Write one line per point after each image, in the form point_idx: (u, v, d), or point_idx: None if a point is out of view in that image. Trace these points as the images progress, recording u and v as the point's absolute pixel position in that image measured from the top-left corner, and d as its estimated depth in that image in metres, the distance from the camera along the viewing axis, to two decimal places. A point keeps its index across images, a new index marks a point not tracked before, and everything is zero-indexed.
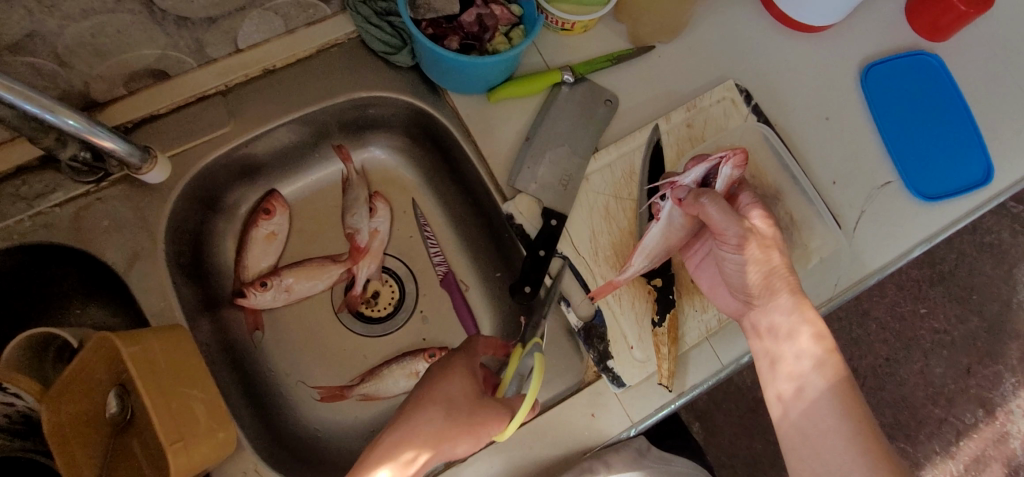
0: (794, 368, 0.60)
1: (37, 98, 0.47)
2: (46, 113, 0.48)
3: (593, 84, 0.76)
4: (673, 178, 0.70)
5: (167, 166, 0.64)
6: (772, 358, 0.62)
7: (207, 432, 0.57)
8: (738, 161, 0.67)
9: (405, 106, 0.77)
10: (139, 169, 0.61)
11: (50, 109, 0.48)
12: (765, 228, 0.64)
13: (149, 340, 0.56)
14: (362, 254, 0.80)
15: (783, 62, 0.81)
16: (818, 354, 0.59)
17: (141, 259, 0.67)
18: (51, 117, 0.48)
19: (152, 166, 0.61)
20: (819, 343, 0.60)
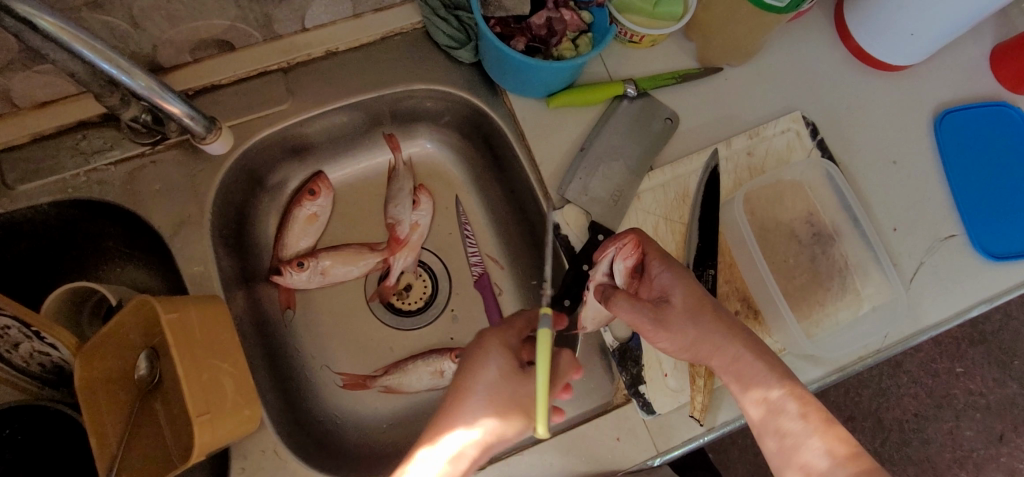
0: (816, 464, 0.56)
1: (116, 60, 0.47)
2: (121, 75, 0.49)
3: (655, 100, 0.74)
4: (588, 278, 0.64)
5: (229, 139, 0.65)
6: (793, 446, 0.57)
7: (234, 408, 0.57)
8: (630, 252, 0.62)
9: (462, 102, 0.76)
10: (203, 138, 0.63)
11: (126, 71, 0.48)
12: (688, 303, 0.60)
13: (186, 308, 0.56)
14: (400, 246, 0.80)
15: (855, 99, 0.78)
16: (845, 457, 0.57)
17: (187, 227, 0.67)
18: (126, 79, 0.49)
19: (215, 136, 0.63)
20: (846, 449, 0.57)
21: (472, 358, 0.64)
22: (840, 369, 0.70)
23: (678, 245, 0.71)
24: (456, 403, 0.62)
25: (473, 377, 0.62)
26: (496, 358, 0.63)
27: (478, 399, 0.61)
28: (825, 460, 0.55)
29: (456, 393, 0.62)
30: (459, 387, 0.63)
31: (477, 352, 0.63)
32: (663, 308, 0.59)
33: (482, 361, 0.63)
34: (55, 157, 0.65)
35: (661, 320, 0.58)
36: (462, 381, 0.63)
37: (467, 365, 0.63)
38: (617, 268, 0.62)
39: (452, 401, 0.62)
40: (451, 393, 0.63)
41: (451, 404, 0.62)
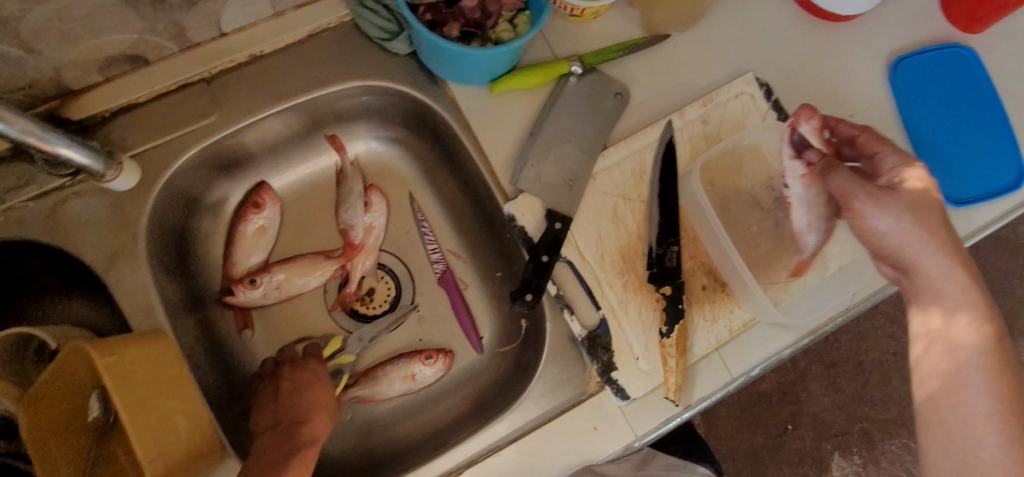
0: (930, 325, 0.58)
1: None
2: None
3: (602, 75, 0.71)
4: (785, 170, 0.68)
5: (137, 172, 0.63)
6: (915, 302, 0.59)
7: (189, 445, 0.54)
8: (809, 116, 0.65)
9: (404, 96, 0.72)
10: (104, 176, 0.60)
11: None
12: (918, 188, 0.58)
13: (125, 349, 0.53)
14: (356, 251, 0.76)
15: (807, 55, 0.76)
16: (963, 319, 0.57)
17: (122, 259, 0.63)
18: None
19: (117, 173, 0.60)
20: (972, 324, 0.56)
21: (307, 394, 0.65)
22: (812, 332, 0.69)
23: (639, 224, 0.68)
24: (289, 455, 0.58)
25: (304, 429, 0.62)
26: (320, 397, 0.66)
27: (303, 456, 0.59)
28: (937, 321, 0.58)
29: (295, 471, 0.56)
30: (287, 437, 0.60)
31: (318, 396, 0.66)
32: (884, 188, 0.58)
33: (311, 415, 0.64)
34: None
35: (875, 195, 0.58)
36: (288, 434, 0.61)
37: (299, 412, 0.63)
38: (817, 141, 0.65)
39: (258, 459, 0.57)
40: (283, 448, 0.59)
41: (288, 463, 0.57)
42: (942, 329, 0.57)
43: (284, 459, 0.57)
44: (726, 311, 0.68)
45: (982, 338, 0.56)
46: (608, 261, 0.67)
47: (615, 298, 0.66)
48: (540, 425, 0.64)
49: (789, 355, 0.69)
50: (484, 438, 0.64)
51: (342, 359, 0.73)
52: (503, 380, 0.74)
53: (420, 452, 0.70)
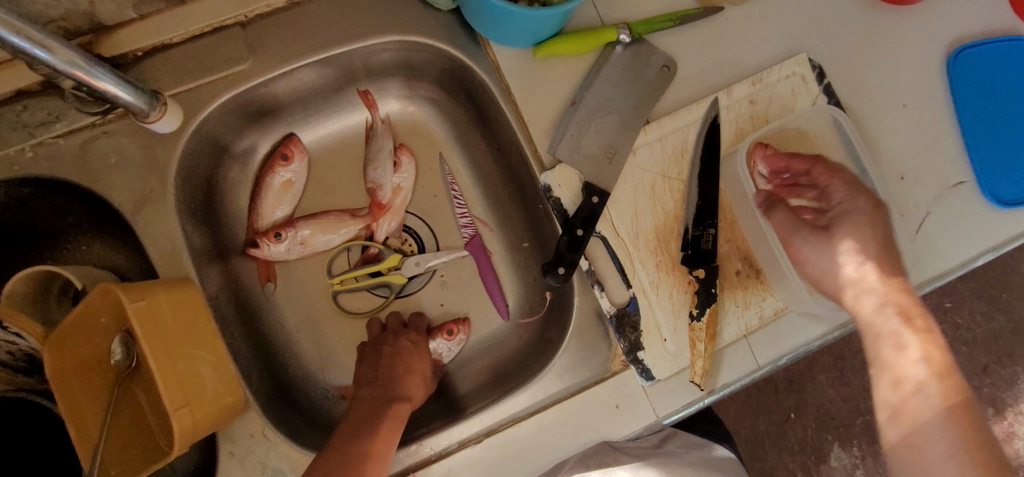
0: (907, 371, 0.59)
1: (25, 30, 0.43)
2: (35, 47, 0.45)
3: (649, 46, 0.68)
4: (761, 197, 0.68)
5: (178, 114, 0.61)
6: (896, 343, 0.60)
7: (215, 397, 0.54)
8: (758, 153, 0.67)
9: (442, 54, 0.70)
10: (147, 117, 0.58)
11: (38, 43, 0.44)
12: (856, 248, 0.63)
13: (155, 294, 0.52)
14: (383, 211, 0.75)
15: (864, 38, 0.73)
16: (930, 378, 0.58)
17: (150, 203, 0.62)
18: (39, 51, 0.45)
19: (160, 113, 0.58)
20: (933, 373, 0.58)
21: (406, 362, 0.67)
22: (844, 325, 0.67)
23: (676, 204, 0.67)
24: (388, 419, 0.59)
25: (402, 395, 0.63)
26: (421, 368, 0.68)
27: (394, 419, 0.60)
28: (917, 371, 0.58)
29: (387, 427, 0.58)
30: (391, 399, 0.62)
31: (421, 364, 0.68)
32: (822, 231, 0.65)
33: (404, 380, 0.65)
34: None
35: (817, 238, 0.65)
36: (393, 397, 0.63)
37: (400, 376, 0.65)
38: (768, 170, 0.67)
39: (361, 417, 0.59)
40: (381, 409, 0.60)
41: (386, 424, 0.59)
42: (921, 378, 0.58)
43: (376, 415, 0.59)
44: (758, 298, 0.66)
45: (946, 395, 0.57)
46: (642, 239, 0.66)
47: (647, 277, 0.65)
48: (563, 400, 0.64)
49: (818, 347, 0.68)
50: (504, 408, 0.64)
51: (393, 278, 0.74)
52: (524, 351, 0.74)
53: (436, 418, 0.70)
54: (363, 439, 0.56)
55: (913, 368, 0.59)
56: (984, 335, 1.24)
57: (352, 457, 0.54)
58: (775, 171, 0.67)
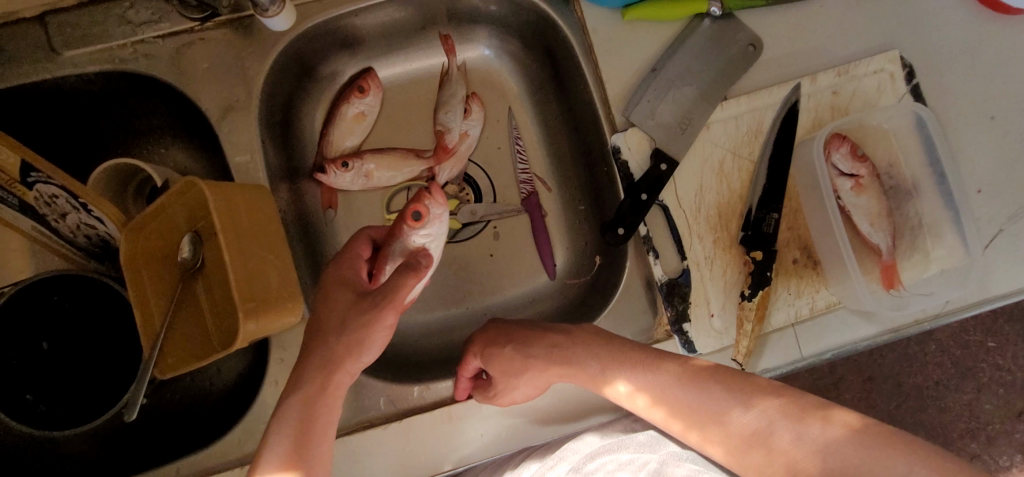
0: (821, 435, 0.51)
1: None
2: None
3: (738, 22, 0.68)
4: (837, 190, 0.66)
5: (291, 16, 0.63)
6: (801, 425, 0.52)
7: (277, 300, 0.56)
8: (838, 146, 0.65)
9: (529, 6, 0.70)
10: (266, 11, 0.60)
11: None
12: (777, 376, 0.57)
13: (233, 193, 0.55)
14: (447, 155, 0.76)
15: (961, 43, 0.70)
16: (839, 439, 0.50)
17: (235, 111, 0.64)
18: None
19: (279, 10, 0.60)
20: (846, 429, 0.50)
21: (325, 344, 0.57)
22: (895, 330, 0.66)
23: (742, 184, 0.66)
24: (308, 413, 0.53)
25: (331, 367, 0.56)
26: (340, 339, 0.56)
27: (325, 405, 0.54)
28: (820, 438, 0.50)
29: (311, 399, 0.54)
30: (320, 388, 0.55)
31: (345, 332, 0.56)
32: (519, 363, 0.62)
33: (324, 332, 0.57)
34: (105, 25, 0.62)
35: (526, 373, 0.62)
36: (318, 381, 0.55)
37: (325, 366, 0.56)
38: (850, 162, 0.66)
39: (288, 408, 0.53)
40: (302, 401, 0.53)
41: (297, 425, 0.52)
42: (835, 441, 0.50)
43: (307, 381, 0.55)
44: (811, 289, 0.66)
45: (850, 428, 0.50)
46: (703, 214, 0.66)
47: (702, 252, 0.65)
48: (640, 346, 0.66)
49: (865, 349, 0.67)
50: None
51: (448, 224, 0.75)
52: (567, 311, 0.75)
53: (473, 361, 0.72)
54: (298, 429, 0.52)
55: (833, 427, 0.51)
56: None
57: (302, 429, 0.52)
58: (854, 165, 0.66)
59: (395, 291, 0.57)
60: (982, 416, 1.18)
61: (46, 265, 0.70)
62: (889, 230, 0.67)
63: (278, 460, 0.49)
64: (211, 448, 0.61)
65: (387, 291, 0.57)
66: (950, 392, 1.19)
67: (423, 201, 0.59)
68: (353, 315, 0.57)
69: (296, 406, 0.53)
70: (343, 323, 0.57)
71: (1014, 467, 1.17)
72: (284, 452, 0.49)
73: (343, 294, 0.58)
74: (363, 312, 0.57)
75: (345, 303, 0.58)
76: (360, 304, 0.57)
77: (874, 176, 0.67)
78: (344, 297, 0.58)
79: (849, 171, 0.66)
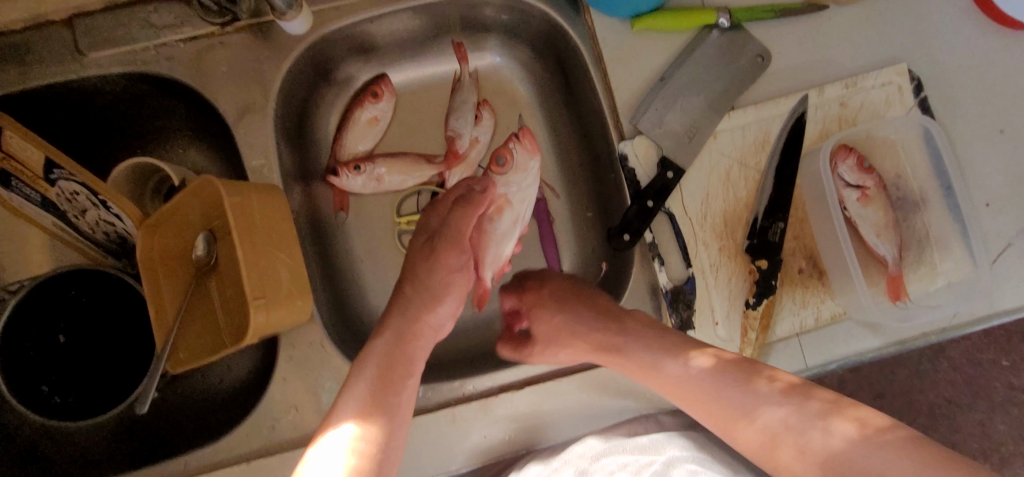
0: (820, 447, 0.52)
1: None
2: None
3: (747, 34, 0.68)
4: (843, 198, 0.66)
5: (308, 20, 0.65)
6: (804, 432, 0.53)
7: (288, 298, 0.57)
8: (845, 159, 0.66)
9: (539, 15, 0.72)
10: (284, 15, 0.62)
11: None
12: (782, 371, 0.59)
13: (248, 193, 0.56)
14: (458, 160, 0.78)
15: (971, 58, 0.70)
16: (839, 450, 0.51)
17: (252, 114, 0.66)
18: None
19: (296, 15, 0.62)
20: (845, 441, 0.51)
21: (409, 300, 0.63)
22: (902, 342, 0.66)
23: (749, 193, 0.67)
24: (390, 363, 0.58)
25: (410, 315, 0.62)
26: (417, 288, 0.64)
27: (405, 354, 0.60)
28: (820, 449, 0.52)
29: (393, 346, 0.60)
30: (400, 340, 0.60)
31: (422, 285, 0.64)
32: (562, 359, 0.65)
33: (409, 277, 0.65)
34: (127, 28, 0.64)
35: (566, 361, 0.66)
36: (399, 330, 0.61)
37: (405, 320, 0.62)
38: (856, 173, 0.66)
39: (373, 354, 0.59)
40: (384, 349, 0.59)
41: (377, 371, 0.57)
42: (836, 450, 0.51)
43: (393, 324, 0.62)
44: (817, 299, 0.66)
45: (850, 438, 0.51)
46: (709, 222, 0.66)
47: (708, 259, 0.66)
48: None
49: (869, 361, 0.66)
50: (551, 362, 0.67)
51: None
52: None
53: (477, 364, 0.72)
54: (372, 380, 0.56)
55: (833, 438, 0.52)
56: None
57: (381, 379, 0.57)
58: (860, 177, 0.67)
59: (460, 230, 0.64)
60: (995, 435, 1.17)
61: (64, 258, 0.72)
62: (896, 242, 0.67)
63: (355, 410, 0.54)
64: (222, 442, 0.62)
65: (453, 233, 0.64)
66: (962, 410, 1.18)
67: (509, 147, 0.69)
68: (427, 259, 0.65)
69: (377, 356, 0.58)
70: (421, 267, 0.65)
71: None
72: (362, 400, 0.55)
73: (423, 242, 0.66)
74: (434, 259, 0.64)
75: (424, 246, 0.66)
76: (434, 250, 0.64)
77: (881, 188, 0.68)
78: (424, 242, 0.66)
79: (858, 180, 0.66)
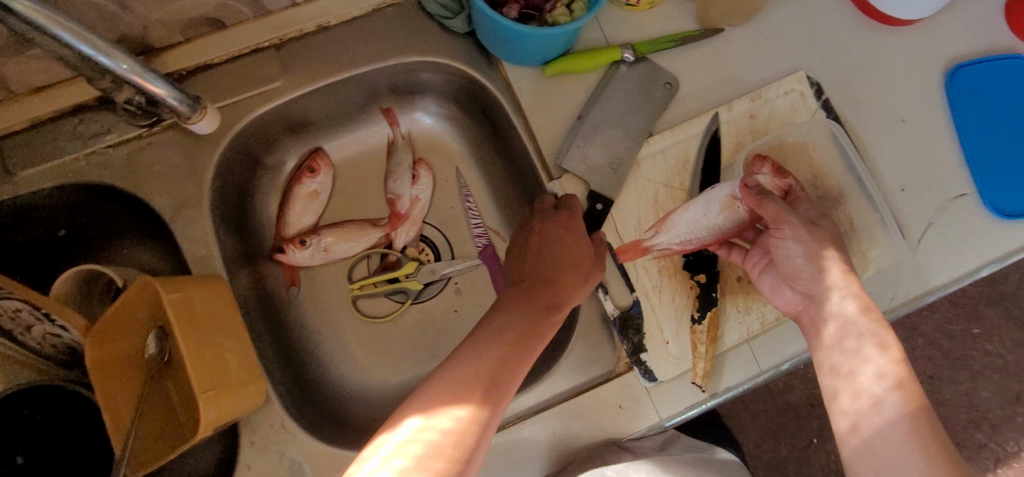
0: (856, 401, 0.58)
1: (92, 39, 0.48)
2: (100, 55, 0.49)
3: (652, 64, 0.72)
4: None
5: (216, 118, 0.66)
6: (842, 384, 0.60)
7: (239, 383, 0.58)
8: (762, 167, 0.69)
9: (457, 73, 0.75)
10: (189, 118, 0.63)
11: (104, 51, 0.49)
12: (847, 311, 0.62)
13: (187, 287, 0.57)
14: (401, 221, 0.80)
15: (863, 57, 0.75)
16: None
17: (187, 207, 0.67)
18: (105, 59, 0.50)
19: (201, 116, 0.63)
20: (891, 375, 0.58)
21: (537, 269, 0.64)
22: None
23: None
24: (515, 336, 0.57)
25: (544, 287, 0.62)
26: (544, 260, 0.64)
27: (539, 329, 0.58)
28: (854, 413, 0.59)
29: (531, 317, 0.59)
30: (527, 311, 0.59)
31: (555, 254, 0.64)
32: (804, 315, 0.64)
33: (539, 247, 0.65)
34: (55, 142, 0.66)
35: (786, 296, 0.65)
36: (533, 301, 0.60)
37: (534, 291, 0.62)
38: (772, 177, 0.69)
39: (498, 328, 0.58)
40: (510, 324, 0.58)
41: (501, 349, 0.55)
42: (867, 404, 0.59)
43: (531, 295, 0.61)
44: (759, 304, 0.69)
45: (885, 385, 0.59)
46: None
47: (649, 282, 0.68)
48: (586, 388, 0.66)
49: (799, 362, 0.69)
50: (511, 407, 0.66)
51: (409, 285, 0.77)
52: None
53: None
54: (490, 354, 0.54)
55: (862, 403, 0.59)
56: (1016, 362, 1.20)
57: (505, 359, 0.54)
58: (778, 183, 0.69)
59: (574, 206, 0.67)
60: (981, 404, 1.19)
61: None
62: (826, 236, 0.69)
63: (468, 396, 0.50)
64: None
65: (564, 206, 0.67)
66: (946, 384, 1.20)
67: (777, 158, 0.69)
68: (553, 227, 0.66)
69: (499, 329, 0.57)
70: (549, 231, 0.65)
71: None
72: (476, 377, 0.52)
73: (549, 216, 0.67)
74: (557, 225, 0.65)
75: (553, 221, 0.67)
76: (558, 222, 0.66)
77: (800, 190, 0.70)
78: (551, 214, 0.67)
79: (776, 184, 0.69)
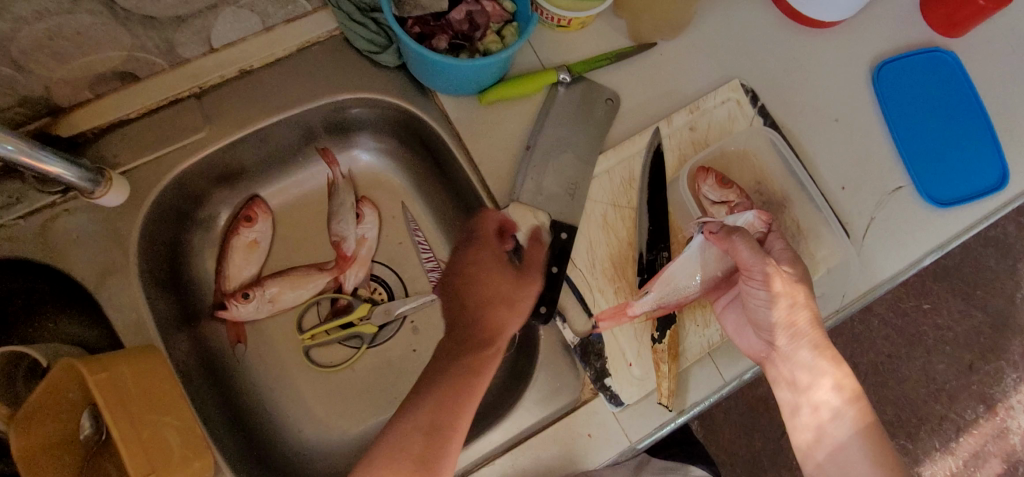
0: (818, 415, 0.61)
1: None
2: None
3: (590, 83, 0.72)
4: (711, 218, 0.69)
5: (124, 187, 0.63)
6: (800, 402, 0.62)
7: (183, 462, 0.54)
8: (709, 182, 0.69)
9: (392, 107, 0.73)
10: (92, 193, 0.60)
11: None
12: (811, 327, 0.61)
13: (114, 365, 0.53)
14: (349, 262, 0.76)
15: (792, 60, 0.77)
16: None
17: (113, 274, 0.63)
18: None
19: (105, 190, 0.60)
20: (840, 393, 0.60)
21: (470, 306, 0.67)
22: None
23: (629, 231, 0.69)
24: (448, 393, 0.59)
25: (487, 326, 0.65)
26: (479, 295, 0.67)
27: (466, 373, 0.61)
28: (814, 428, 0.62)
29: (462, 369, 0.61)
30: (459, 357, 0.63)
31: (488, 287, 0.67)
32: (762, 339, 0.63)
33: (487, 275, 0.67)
34: None
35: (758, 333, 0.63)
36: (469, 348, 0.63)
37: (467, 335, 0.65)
38: (717, 188, 0.69)
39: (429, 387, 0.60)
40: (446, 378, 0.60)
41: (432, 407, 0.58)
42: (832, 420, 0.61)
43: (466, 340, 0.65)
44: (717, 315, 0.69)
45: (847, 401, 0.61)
46: (599, 268, 0.68)
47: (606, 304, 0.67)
48: (553, 421, 0.65)
49: (754, 375, 0.69)
50: (477, 449, 0.64)
51: (364, 329, 0.74)
52: (497, 389, 0.73)
53: None
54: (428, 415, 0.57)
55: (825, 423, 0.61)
56: (966, 333, 1.24)
57: (439, 415, 0.58)
58: (723, 192, 0.70)
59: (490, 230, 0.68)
60: (938, 377, 1.22)
61: None
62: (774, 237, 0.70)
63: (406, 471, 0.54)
64: None
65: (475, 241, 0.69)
66: (903, 361, 1.23)
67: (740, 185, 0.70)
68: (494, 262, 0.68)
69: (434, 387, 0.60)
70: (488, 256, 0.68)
71: (981, 418, 1.21)
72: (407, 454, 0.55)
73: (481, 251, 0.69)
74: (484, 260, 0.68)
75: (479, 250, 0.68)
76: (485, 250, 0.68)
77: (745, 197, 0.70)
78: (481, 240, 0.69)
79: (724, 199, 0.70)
